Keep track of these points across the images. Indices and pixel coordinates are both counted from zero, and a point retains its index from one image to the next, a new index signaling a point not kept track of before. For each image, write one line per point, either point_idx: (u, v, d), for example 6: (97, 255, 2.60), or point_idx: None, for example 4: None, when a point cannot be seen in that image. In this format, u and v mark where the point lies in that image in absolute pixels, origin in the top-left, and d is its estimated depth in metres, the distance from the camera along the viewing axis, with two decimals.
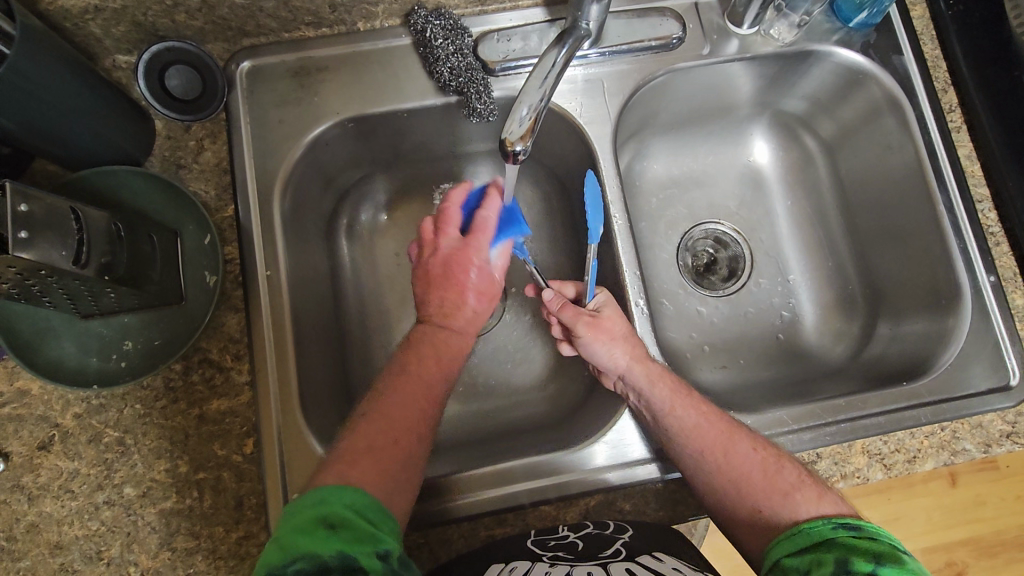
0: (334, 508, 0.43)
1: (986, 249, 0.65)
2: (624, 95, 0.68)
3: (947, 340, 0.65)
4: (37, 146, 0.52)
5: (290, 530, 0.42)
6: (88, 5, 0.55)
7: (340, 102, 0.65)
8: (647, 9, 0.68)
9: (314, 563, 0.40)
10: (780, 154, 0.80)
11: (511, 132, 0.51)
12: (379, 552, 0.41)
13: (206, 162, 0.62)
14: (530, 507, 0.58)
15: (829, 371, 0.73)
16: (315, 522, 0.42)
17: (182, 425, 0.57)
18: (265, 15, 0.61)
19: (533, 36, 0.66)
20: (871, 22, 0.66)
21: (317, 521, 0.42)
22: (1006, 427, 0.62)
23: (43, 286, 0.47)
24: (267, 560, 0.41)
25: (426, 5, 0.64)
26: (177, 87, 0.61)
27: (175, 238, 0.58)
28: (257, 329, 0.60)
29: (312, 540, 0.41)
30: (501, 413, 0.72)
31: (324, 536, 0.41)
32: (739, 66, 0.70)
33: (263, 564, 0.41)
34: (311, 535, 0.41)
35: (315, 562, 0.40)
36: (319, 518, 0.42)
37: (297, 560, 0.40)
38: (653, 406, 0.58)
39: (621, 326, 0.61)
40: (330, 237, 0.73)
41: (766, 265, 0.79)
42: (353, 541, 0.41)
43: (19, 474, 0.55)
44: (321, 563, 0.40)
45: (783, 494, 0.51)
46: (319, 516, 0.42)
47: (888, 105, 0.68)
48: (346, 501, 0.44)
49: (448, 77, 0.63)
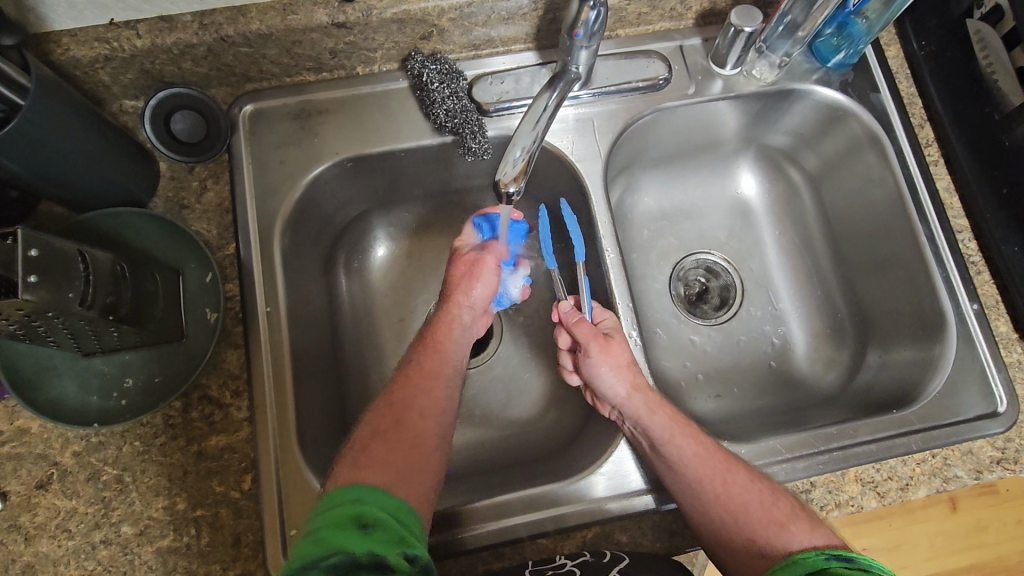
0: (371, 509, 0.44)
1: (968, 279, 0.67)
2: (615, 133, 0.70)
3: (933, 368, 0.66)
4: (43, 189, 0.54)
5: (321, 526, 0.43)
6: (98, 54, 0.57)
7: (340, 142, 0.67)
8: (634, 52, 0.71)
9: (346, 557, 0.40)
10: (767, 187, 0.82)
11: (506, 173, 0.54)
12: (407, 555, 0.42)
13: (208, 202, 0.64)
14: (528, 540, 0.59)
15: (822, 399, 0.74)
16: (349, 520, 0.43)
17: (180, 462, 0.57)
18: (268, 61, 0.64)
19: (525, 78, 0.68)
20: (848, 61, 0.70)
21: (352, 520, 0.43)
22: (996, 453, 0.63)
23: (48, 326, 0.47)
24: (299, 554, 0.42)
25: (422, 51, 0.67)
26: (182, 131, 0.64)
27: (177, 276, 0.59)
28: (256, 365, 0.60)
29: (348, 536, 0.42)
30: (499, 444, 0.73)
31: (357, 534, 0.42)
32: (724, 105, 0.73)
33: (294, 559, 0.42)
34: (345, 531, 0.42)
35: (347, 556, 0.40)
36: (354, 517, 0.43)
37: (330, 553, 0.41)
38: (654, 432, 0.58)
39: (629, 354, 0.62)
40: (329, 272, 0.74)
41: (756, 294, 0.80)
42: (384, 542, 0.42)
43: (16, 514, 0.55)
44: (352, 558, 0.40)
45: (780, 524, 0.52)
46: (355, 515, 0.44)
47: (868, 140, 0.71)
48: (385, 504, 0.45)
49: (444, 118, 0.66)
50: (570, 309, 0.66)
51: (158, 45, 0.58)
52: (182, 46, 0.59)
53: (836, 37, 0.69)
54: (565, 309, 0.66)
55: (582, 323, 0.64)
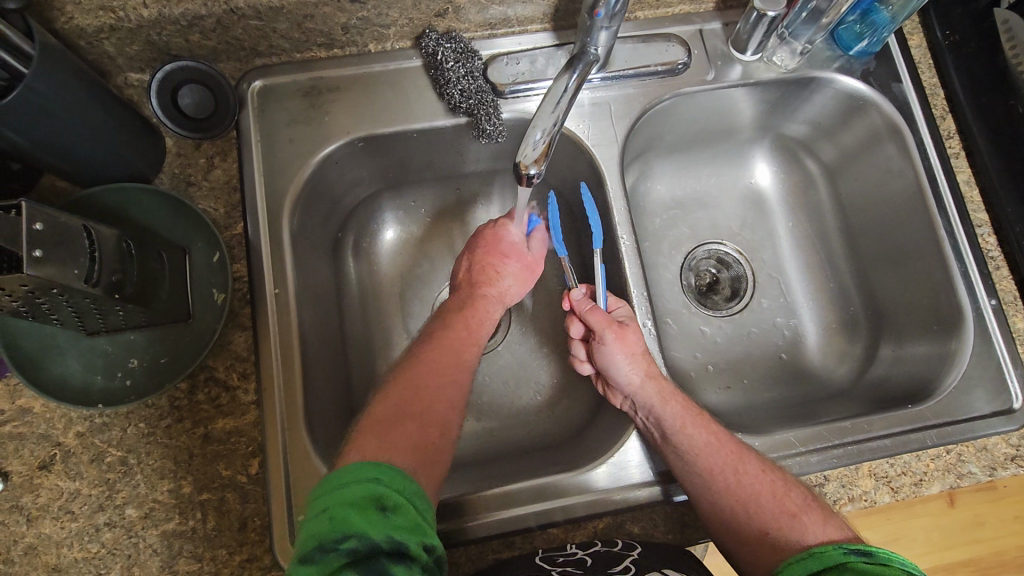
0: (388, 491, 0.42)
1: (986, 272, 0.66)
2: (631, 118, 0.69)
3: (948, 363, 0.65)
4: (47, 163, 0.52)
5: (338, 504, 0.41)
6: (104, 24, 0.55)
7: (350, 122, 0.65)
8: (653, 35, 0.69)
9: (365, 544, 0.39)
10: (782, 177, 0.81)
11: (526, 155, 0.52)
12: (424, 545, 0.41)
13: (215, 180, 0.63)
14: (538, 530, 0.58)
15: (833, 392, 0.73)
16: (368, 501, 0.41)
17: (186, 445, 0.56)
18: (278, 36, 0.62)
19: (540, 59, 0.67)
20: (871, 50, 0.68)
21: (371, 501, 0.42)
22: (1010, 450, 0.63)
23: (52, 304, 0.46)
24: (316, 529, 0.41)
25: (437, 29, 0.65)
26: (189, 105, 0.62)
27: (183, 255, 0.58)
28: (264, 348, 0.59)
29: (366, 520, 0.40)
30: (506, 432, 0.72)
31: (376, 519, 0.41)
32: (743, 92, 0.71)
33: (311, 533, 0.41)
34: (363, 513, 0.41)
35: (366, 544, 0.39)
36: (372, 498, 0.42)
37: (348, 536, 0.39)
38: (666, 421, 0.57)
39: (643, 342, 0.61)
40: (337, 254, 0.73)
41: (768, 285, 0.79)
42: (403, 529, 0.41)
43: (18, 494, 0.54)
44: (372, 545, 0.39)
45: (793, 516, 0.52)
46: (373, 496, 0.42)
47: (888, 131, 0.69)
48: (402, 486, 0.43)
49: (459, 98, 0.65)
50: (582, 297, 0.66)
51: (165, 16, 0.56)
52: (190, 18, 0.57)
53: (859, 24, 0.67)
54: (577, 297, 0.66)
55: (595, 311, 0.63)
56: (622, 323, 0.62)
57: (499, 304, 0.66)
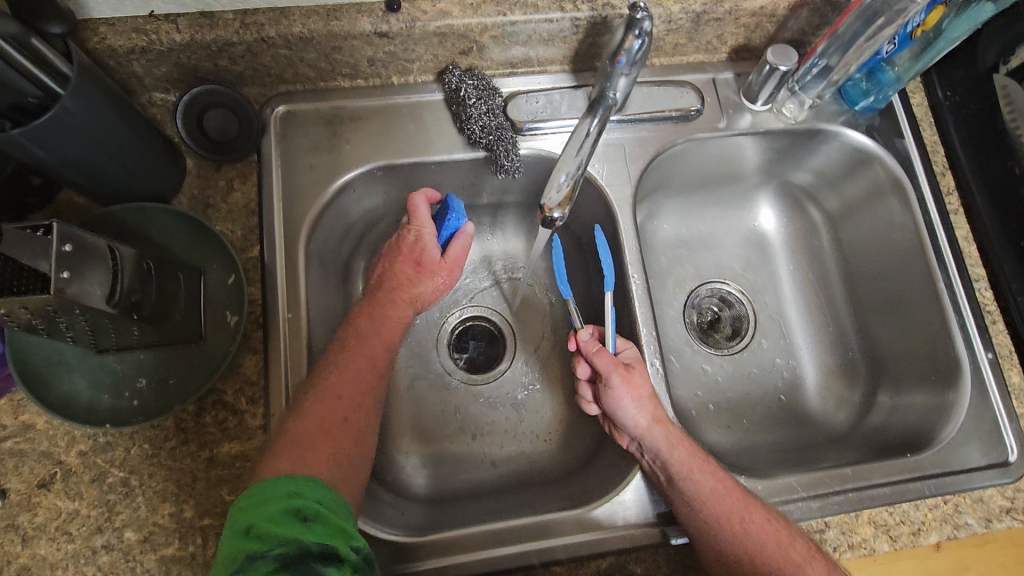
0: (308, 501, 0.43)
1: (983, 327, 0.68)
2: (644, 160, 0.70)
3: (947, 415, 0.67)
4: (69, 180, 0.53)
5: (258, 517, 0.41)
6: (135, 46, 0.56)
7: (370, 151, 0.66)
8: (668, 81, 0.71)
9: (296, 547, 0.39)
10: (786, 222, 0.83)
11: (550, 199, 0.57)
12: (354, 547, 0.42)
13: (234, 202, 0.63)
14: (540, 567, 0.58)
15: (831, 438, 0.74)
16: (289, 513, 0.42)
17: (190, 468, 0.56)
18: (305, 65, 0.63)
19: (559, 99, 0.69)
20: (876, 107, 0.71)
21: (291, 512, 0.42)
22: (1006, 503, 0.64)
23: (69, 320, 0.46)
24: (237, 550, 0.39)
25: (460, 65, 0.67)
26: (213, 128, 0.62)
27: (199, 277, 0.58)
28: (274, 373, 0.59)
29: (290, 528, 0.40)
30: (508, 464, 0.72)
31: (299, 525, 0.41)
32: (751, 139, 0.73)
33: (229, 555, 0.40)
34: (286, 523, 0.41)
35: (299, 547, 0.39)
36: (292, 510, 0.42)
37: (275, 544, 0.39)
38: (672, 466, 0.58)
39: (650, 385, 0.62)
40: (348, 280, 0.73)
41: (771, 327, 0.81)
42: (328, 531, 0.42)
43: (14, 513, 0.53)
44: (303, 547, 0.39)
45: (796, 565, 0.53)
46: (292, 508, 0.42)
47: (891, 185, 0.72)
48: (320, 497, 0.45)
49: (479, 134, 0.66)
50: (589, 338, 0.67)
51: (197, 41, 0.57)
52: (221, 44, 0.58)
53: (865, 81, 0.69)
54: (585, 338, 0.66)
55: (603, 353, 0.64)
56: (626, 366, 0.63)
57: (409, 306, 0.66)
